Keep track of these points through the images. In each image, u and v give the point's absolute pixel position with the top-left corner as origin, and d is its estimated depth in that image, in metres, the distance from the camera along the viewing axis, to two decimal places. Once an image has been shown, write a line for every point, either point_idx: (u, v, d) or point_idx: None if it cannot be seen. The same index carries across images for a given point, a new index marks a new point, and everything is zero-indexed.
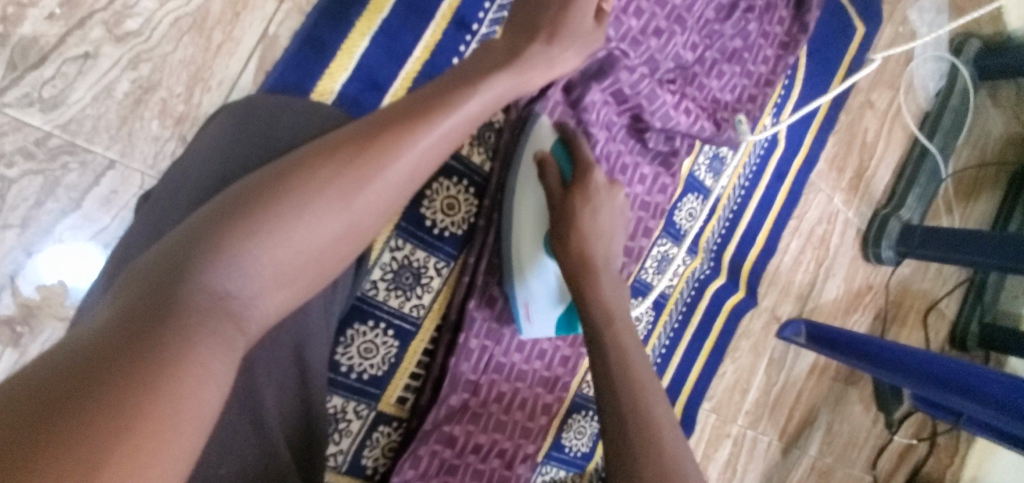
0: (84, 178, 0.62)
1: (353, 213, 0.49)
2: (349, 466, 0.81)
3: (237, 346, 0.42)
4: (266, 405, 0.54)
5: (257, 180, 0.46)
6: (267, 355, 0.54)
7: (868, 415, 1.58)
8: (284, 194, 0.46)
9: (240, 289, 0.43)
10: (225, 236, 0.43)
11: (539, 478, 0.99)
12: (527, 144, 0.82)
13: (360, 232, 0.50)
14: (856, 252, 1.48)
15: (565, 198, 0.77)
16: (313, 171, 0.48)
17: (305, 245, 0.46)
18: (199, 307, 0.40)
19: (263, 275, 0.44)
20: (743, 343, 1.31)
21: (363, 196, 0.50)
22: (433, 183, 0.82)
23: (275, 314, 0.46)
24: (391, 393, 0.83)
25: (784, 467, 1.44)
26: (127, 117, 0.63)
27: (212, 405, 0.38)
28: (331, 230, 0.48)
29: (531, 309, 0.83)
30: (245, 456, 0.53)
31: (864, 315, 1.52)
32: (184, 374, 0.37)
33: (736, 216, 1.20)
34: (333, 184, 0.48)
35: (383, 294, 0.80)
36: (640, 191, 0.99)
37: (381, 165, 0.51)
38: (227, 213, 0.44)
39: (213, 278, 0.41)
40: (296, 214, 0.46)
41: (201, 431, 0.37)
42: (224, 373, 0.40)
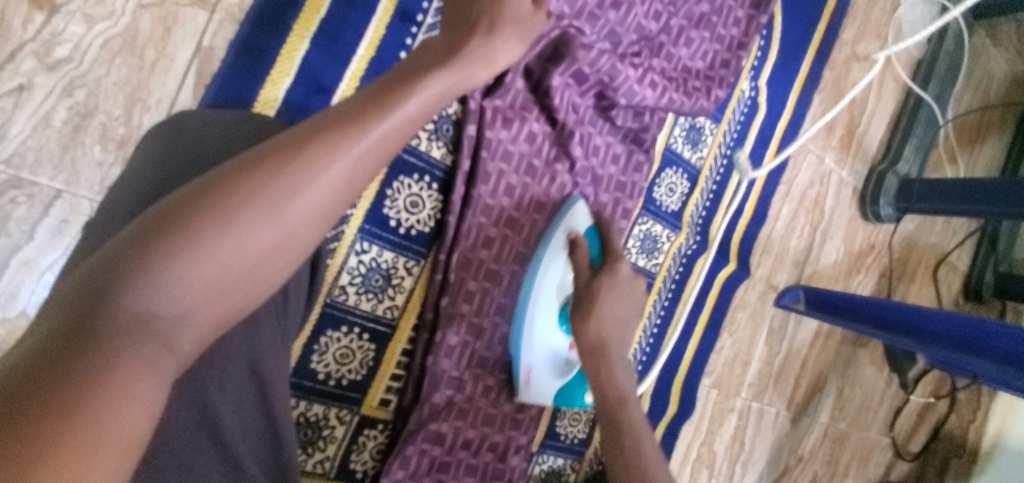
0: (33, 210, 0.62)
1: (285, 224, 0.47)
2: (338, 471, 0.81)
3: (165, 367, 0.41)
4: (225, 420, 0.54)
5: (181, 194, 0.45)
6: (217, 374, 0.53)
7: (881, 377, 1.55)
8: (207, 207, 0.44)
9: (165, 309, 0.41)
10: (145, 256, 0.41)
11: (537, 468, 0.98)
12: (561, 222, 0.87)
13: (296, 242, 0.48)
14: (854, 212, 1.44)
15: (591, 284, 0.78)
16: (237, 182, 0.45)
17: (233, 260, 0.44)
18: (120, 331, 0.39)
19: (189, 293, 0.42)
20: (740, 315, 1.29)
21: (295, 205, 0.47)
22: (394, 182, 0.81)
23: (209, 332, 0.44)
24: (374, 396, 0.83)
25: (795, 437, 1.41)
26: (69, 144, 0.63)
27: (137, 430, 0.37)
28: (261, 243, 0.45)
29: (531, 376, 0.87)
30: (210, 475, 0.53)
31: (868, 276, 1.48)
32: (98, 403, 0.36)
33: (721, 186, 1.17)
34: (260, 193, 0.46)
35: (353, 298, 0.80)
36: (613, 172, 0.96)
37: (312, 171, 0.48)
38: (148, 231, 0.42)
39: (135, 300, 0.40)
40: (220, 228, 0.44)
41: (127, 457, 0.37)
42: (151, 397, 0.39)
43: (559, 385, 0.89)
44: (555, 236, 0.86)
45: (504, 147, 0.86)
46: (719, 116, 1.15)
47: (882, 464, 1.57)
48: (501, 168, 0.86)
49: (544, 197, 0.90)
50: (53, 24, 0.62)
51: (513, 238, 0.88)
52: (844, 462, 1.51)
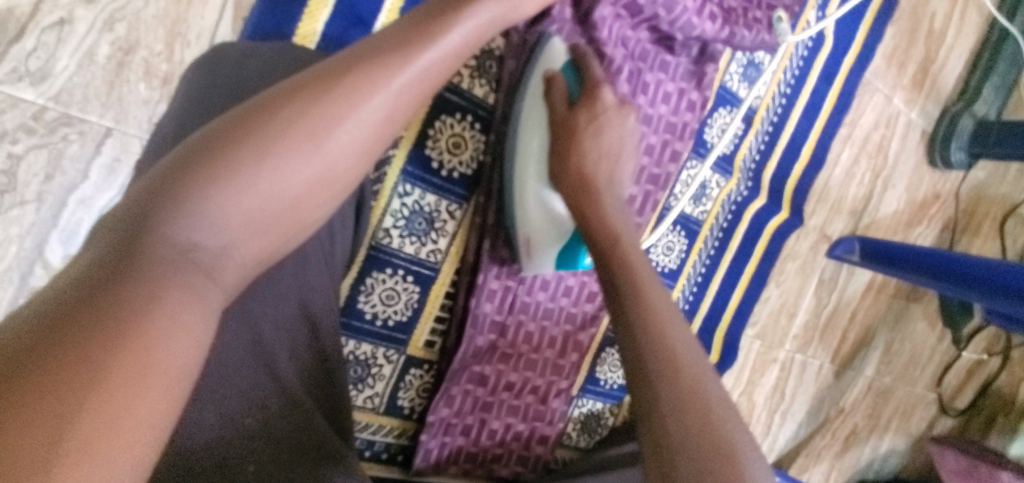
0: (85, 148, 0.63)
1: (326, 158, 0.45)
2: (386, 407, 0.83)
3: (211, 297, 0.40)
4: (278, 356, 0.55)
5: (221, 123, 0.43)
6: (269, 308, 0.54)
7: (933, 332, 1.50)
8: (243, 138, 0.42)
9: (207, 240, 0.40)
10: (187, 183, 0.40)
11: (577, 411, 0.99)
12: (536, 63, 0.76)
13: (337, 176, 0.46)
14: (920, 158, 1.33)
15: (568, 118, 0.71)
16: (274, 111, 0.43)
17: (274, 193, 0.43)
18: (163, 259, 0.38)
19: (231, 225, 0.41)
20: (789, 265, 1.23)
21: (335, 136, 0.45)
22: (435, 122, 0.79)
23: (252, 265, 0.44)
24: (419, 337, 0.84)
25: (837, 389, 1.39)
26: (114, 82, 0.63)
27: (187, 357, 0.37)
28: (302, 175, 0.44)
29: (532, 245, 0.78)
30: (269, 407, 0.53)
31: (930, 227, 1.39)
32: (149, 329, 0.35)
33: (777, 128, 1.09)
34: (298, 125, 0.44)
35: (397, 241, 0.79)
36: (664, 112, 0.91)
37: (352, 102, 0.46)
38: (185, 160, 0.41)
39: (176, 229, 0.39)
40: (259, 159, 0.42)
41: (180, 384, 0.37)
42: (198, 325, 0.38)
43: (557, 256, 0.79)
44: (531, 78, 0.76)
45: None
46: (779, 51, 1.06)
47: (926, 420, 1.53)
48: None
49: None
50: None
51: None
52: (886, 417, 1.48)
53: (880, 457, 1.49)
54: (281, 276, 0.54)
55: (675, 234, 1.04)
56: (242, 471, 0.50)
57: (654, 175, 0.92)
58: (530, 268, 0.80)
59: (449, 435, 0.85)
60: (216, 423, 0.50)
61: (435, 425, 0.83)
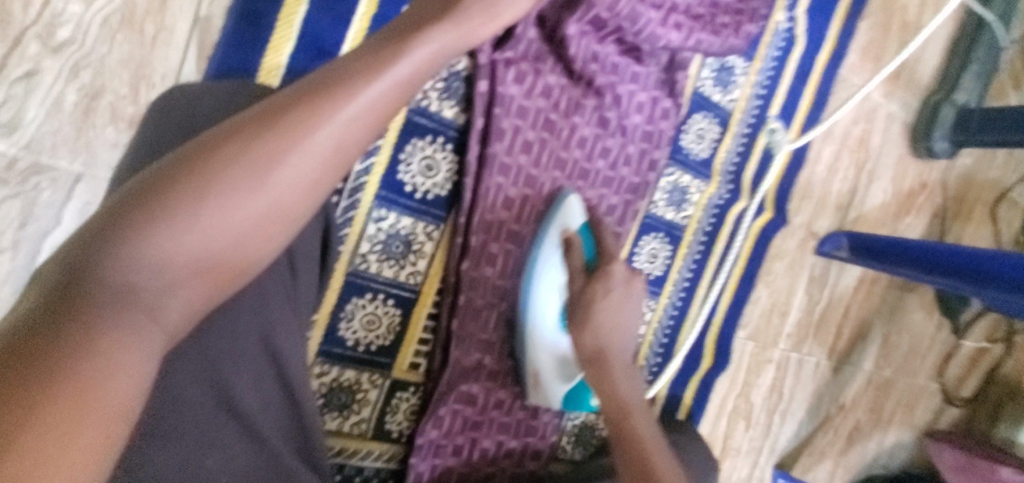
0: (57, 195, 0.64)
1: (267, 195, 0.45)
2: (375, 432, 0.83)
3: (151, 338, 0.41)
4: (241, 397, 0.55)
5: (161, 166, 0.44)
6: (228, 348, 0.54)
7: (931, 322, 1.49)
8: (181, 179, 0.43)
9: (146, 282, 0.41)
10: (125, 228, 0.41)
11: (570, 423, 0.98)
12: (553, 221, 0.82)
13: (285, 211, 0.47)
14: (903, 149, 1.33)
15: (585, 292, 0.75)
16: (214, 151, 0.44)
17: (215, 232, 0.43)
18: (101, 302, 0.40)
19: (174, 265, 0.42)
20: (777, 264, 1.23)
21: (278, 172, 0.45)
22: (406, 146, 0.79)
23: (199, 303, 0.44)
24: (404, 360, 0.84)
25: (836, 385, 1.38)
26: (82, 127, 0.64)
27: (125, 396, 0.39)
28: (245, 212, 0.44)
29: (539, 377, 0.85)
30: (233, 446, 0.55)
31: (919, 217, 1.38)
32: (83, 370, 0.37)
33: (755, 129, 1.09)
34: (237, 163, 0.44)
35: (375, 266, 0.80)
36: (639, 121, 0.91)
37: (296, 138, 0.46)
38: (125, 204, 0.42)
39: (118, 272, 0.41)
40: (196, 198, 0.43)
41: (122, 420, 0.39)
42: (137, 365, 0.40)
43: (565, 391, 0.85)
44: (547, 235, 0.82)
45: (519, 103, 0.82)
46: (751, 53, 1.06)
47: (931, 411, 1.52)
48: (517, 125, 0.82)
49: (564, 153, 0.87)
50: (51, 6, 0.62)
51: (534, 198, 0.85)
52: (889, 410, 1.47)
53: (886, 452, 1.48)
54: (240, 312, 0.54)
55: (658, 241, 1.04)
56: None
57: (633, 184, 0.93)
58: (535, 400, 0.87)
59: (440, 456, 0.85)
60: (177, 467, 0.52)
61: (423, 447, 0.83)
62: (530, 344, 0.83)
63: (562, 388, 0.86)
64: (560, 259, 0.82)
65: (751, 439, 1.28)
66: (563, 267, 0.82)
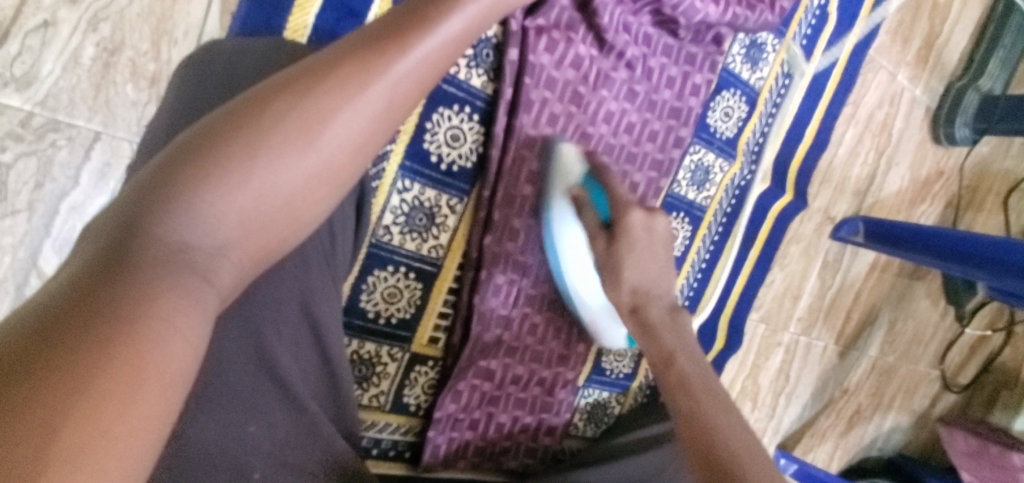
0: (75, 154, 0.61)
1: (320, 153, 0.43)
2: (392, 405, 0.83)
3: (207, 300, 0.39)
4: (282, 363, 0.54)
5: (210, 121, 0.41)
6: (270, 314, 0.53)
7: (936, 309, 1.50)
8: (231, 134, 0.40)
9: (200, 241, 0.39)
10: (177, 183, 0.39)
11: (583, 401, 0.99)
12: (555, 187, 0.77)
13: (334, 173, 0.45)
14: (923, 135, 1.31)
15: (609, 254, 0.71)
16: (263, 106, 0.42)
17: (268, 190, 0.41)
18: (156, 260, 0.37)
19: (224, 226, 0.40)
20: (793, 248, 1.22)
21: (329, 131, 0.43)
22: (434, 115, 0.77)
23: (247, 268, 0.42)
24: (423, 334, 0.83)
25: (842, 369, 1.39)
26: (101, 84, 0.61)
27: (183, 359, 0.36)
28: (296, 172, 0.42)
29: (596, 321, 0.86)
30: (274, 412, 0.53)
31: (934, 205, 1.37)
32: (142, 333, 0.34)
33: (781, 109, 1.07)
34: (288, 119, 0.42)
35: (398, 238, 0.78)
36: (668, 96, 0.89)
37: (348, 94, 0.44)
38: (172, 161, 0.39)
39: (168, 231, 0.38)
40: (250, 154, 0.40)
41: (179, 386, 0.36)
42: (194, 328, 0.37)
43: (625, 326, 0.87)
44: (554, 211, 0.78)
45: (548, 73, 0.79)
46: (783, 30, 1.03)
47: (929, 396, 1.54)
48: (545, 96, 0.80)
49: (590, 127, 0.84)
50: None
51: None
52: (890, 394, 1.49)
53: (883, 435, 1.50)
54: (279, 279, 0.53)
55: (679, 221, 1.02)
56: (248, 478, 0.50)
57: (657, 161, 0.91)
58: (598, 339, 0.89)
59: (457, 430, 0.85)
60: (219, 431, 0.50)
61: (442, 421, 0.83)
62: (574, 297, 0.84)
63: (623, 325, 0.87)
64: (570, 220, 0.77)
65: (756, 420, 1.29)
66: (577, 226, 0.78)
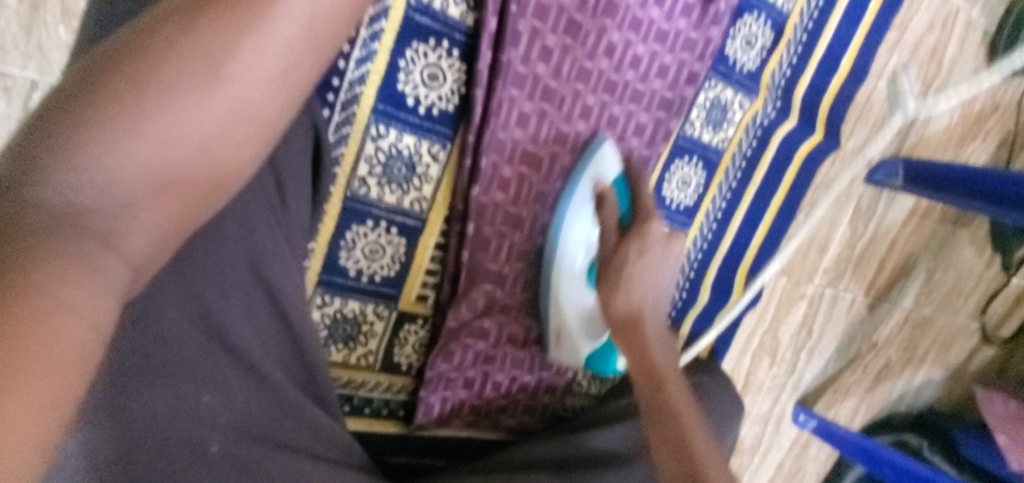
0: (13, 105, 0.63)
1: (229, 89, 0.42)
2: (383, 364, 0.80)
3: (114, 262, 0.38)
4: (234, 329, 0.50)
5: (93, 63, 0.39)
6: (214, 279, 0.49)
7: (980, 260, 1.37)
8: (119, 76, 0.38)
9: (100, 200, 0.37)
10: (62, 137, 0.36)
11: (587, 359, 0.94)
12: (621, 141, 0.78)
13: (251, 110, 0.43)
14: (980, 63, 1.15)
15: (615, 252, 0.69)
16: (147, 42, 0.39)
17: (171, 137, 0.40)
18: (44, 222, 0.35)
19: (128, 179, 0.38)
20: (821, 194, 1.11)
21: (233, 63, 0.42)
22: (407, 50, 0.69)
23: (167, 228, 0.41)
24: (410, 291, 0.78)
25: (870, 323, 1.31)
26: (30, 26, 0.62)
27: (82, 334, 0.34)
28: (203, 115, 0.41)
29: (563, 334, 0.82)
30: (228, 381, 0.51)
31: (986, 144, 1.23)
32: (28, 305, 0.32)
33: (813, 36, 0.94)
34: (182, 53, 0.40)
35: (376, 191, 0.72)
36: (683, 26, 0.79)
37: (255, 17, 0.43)
38: (55, 109, 0.37)
39: (58, 188, 0.36)
40: (143, 96, 0.38)
41: (80, 364, 0.34)
42: (95, 296, 0.36)
43: (592, 349, 0.83)
44: (579, 185, 0.77)
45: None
46: None
47: (967, 351, 1.45)
48: (535, 26, 0.71)
49: (588, 62, 0.75)
50: None
51: (552, 114, 0.76)
52: (923, 349, 1.40)
53: (913, 390, 1.43)
54: (222, 236, 0.49)
55: (691, 166, 0.92)
56: (206, 453, 0.49)
57: (666, 100, 0.82)
58: (557, 356, 0.85)
59: (451, 389, 0.82)
60: (167, 404, 0.48)
61: (433, 380, 0.80)
62: (552, 300, 0.81)
63: (587, 348, 0.84)
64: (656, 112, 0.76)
65: (774, 376, 1.24)
66: (595, 228, 0.78)
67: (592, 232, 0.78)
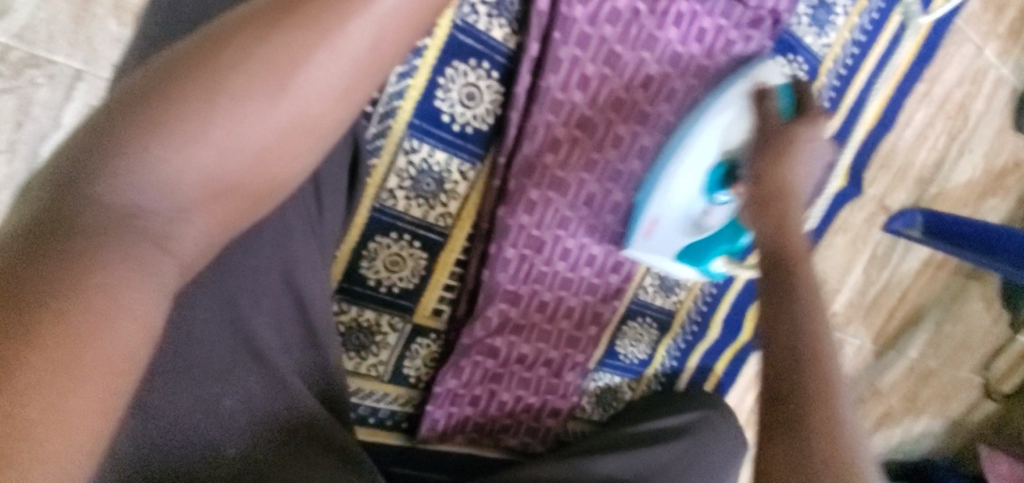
0: (56, 93, 0.64)
1: (297, 99, 0.37)
2: (392, 375, 0.80)
3: (163, 270, 0.34)
4: (260, 335, 0.50)
5: (171, 57, 0.36)
6: (247, 284, 0.49)
7: (988, 314, 1.37)
8: (192, 74, 0.35)
9: (155, 204, 0.34)
10: (124, 135, 0.34)
11: (592, 384, 0.94)
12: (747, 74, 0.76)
13: (315, 122, 0.38)
14: (1005, 120, 1.16)
15: (779, 135, 0.64)
16: (225, 42, 0.36)
17: (233, 142, 0.36)
18: (98, 227, 0.33)
19: (184, 184, 0.35)
20: (838, 239, 1.10)
21: (304, 72, 0.37)
22: (447, 69, 0.69)
23: (217, 233, 0.37)
24: (426, 305, 0.78)
25: (875, 370, 1.31)
26: (80, 16, 0.63)
27: (132, 341, 0.32)
28: (266, 122, 0.36)
29: (653, 227, 0.80)
30: (251, 385, 0.50)
31: (1005, 200, 1.23)
32: (77, 308, 0.30)
33: (845, 82, 0.94)
34: (257, 57, 0.36)
35: (403, 204, 0.72)
36: (722, 62, 0.80)
37: (341, 24, 0.38)
38: (123, 104, 0.34)
39: (115, 190, 0.33)
40: (211, 100, 0.35)
41: (123, 372, 0.32)
42: (143, 303, 0.33)
43: (683, 244, 0.81)
44: (734, 89, 0.76)
45: (581, 28, 0.70)
46: None
47: (968, 403, 1.44)
48: (576, 55, 0.71)
49: (624, 93, 0.76)
50: None
51: (584, 141, 0.76)
52: (925, 398, 1.39)
53: (912, 440, 1.42)
54: (259, 243, 0.49)
55: None
56: (224, 456, 0.48)
57: None
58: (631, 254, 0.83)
59: (457, 405, 0.82)
60: (192, 405, 0.47)
61: (441, 395, 0.80)
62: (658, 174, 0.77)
63: (682, 241, 0.82)
64: (743, 107, 0.75)
65: None
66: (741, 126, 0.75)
67: (739, 125, 0.75)
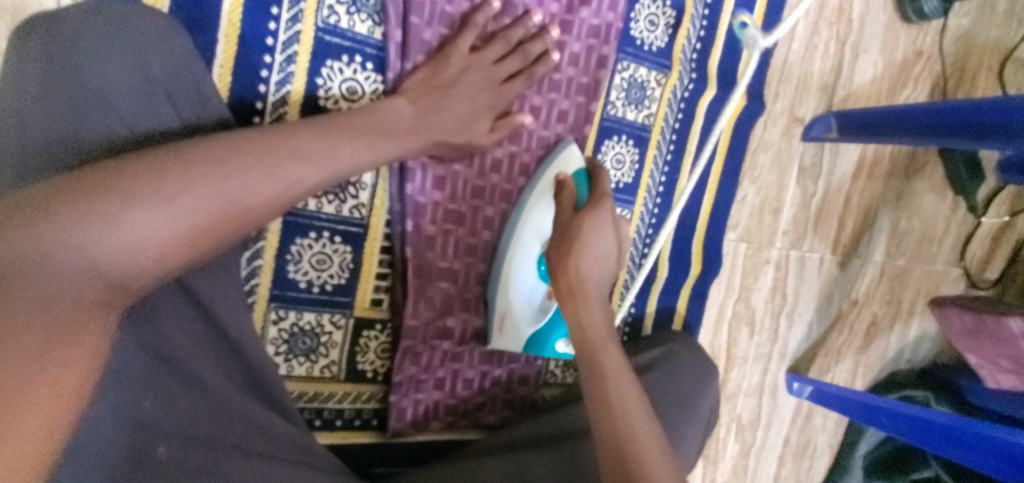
0: None
1: (194, 206, 0.50)
2: (347, 373, 0.81)
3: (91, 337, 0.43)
4: (173, 346, 0.57)
5: (83, 176, 0.46)
6: (172, 314, 0.57)
7: (943, 204, 1.39)
8: (106, 189, 0.46)
9: (75, 284, 0.42)
10: (42, 229, 0.42)
11: None
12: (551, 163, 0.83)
13: (210, 228, 0.51)
14: (890, 15, 1.21)
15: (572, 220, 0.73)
16: (138, 171, 0.48)
17: (138, 238, 0.46)
18: (37, 299, 0.40)
19: (97, 271, 0.44)
20: (761, 158, 1.15)
21: (206, 195, 0.50)
22: (323, 68, 0.74)
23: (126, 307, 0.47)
24: (364, 297, 0.81)
25: (845, 280, 1.32)
26: None
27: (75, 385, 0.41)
28: (166, 223, 0.48)
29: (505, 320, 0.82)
30: (176, 394, 0.56)
31: (917, 90, 1.27)
32: (31, 366, 0.39)
33: (714, 10, 1.00)
34: (165, 182, 0.48)
35: (314, 203, 0.76)
36: (586, 14, 0.85)
37: (241, 166, 0.54)
38: (41, 206, 0.43)
39: (41, 274, 0.41)
40: (124, 204, 0.46)
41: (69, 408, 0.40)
42: (83, 360, 0.42)
43: (533, 330, 0.83)
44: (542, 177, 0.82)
45: (439, 8, 0.76)
46: None
47: None
48: (442, 34, 0.77)
49: None
50: None
51: None
52: (909, 301, 1.39)
53: (910, 346, 1.41)
54: (163, 299, 0.56)
55: (623, 145, 0.96)
56: (152, 455, 0.54)
57: (583, 85, 0.87)
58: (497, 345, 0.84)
59: (423, 392, 0.84)
60: (130, 419, 0.53)
61: (402, 384, 0.82)
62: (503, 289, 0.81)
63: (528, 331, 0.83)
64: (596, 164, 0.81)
65: (758, 345, 1.24)
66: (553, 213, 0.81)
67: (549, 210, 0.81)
